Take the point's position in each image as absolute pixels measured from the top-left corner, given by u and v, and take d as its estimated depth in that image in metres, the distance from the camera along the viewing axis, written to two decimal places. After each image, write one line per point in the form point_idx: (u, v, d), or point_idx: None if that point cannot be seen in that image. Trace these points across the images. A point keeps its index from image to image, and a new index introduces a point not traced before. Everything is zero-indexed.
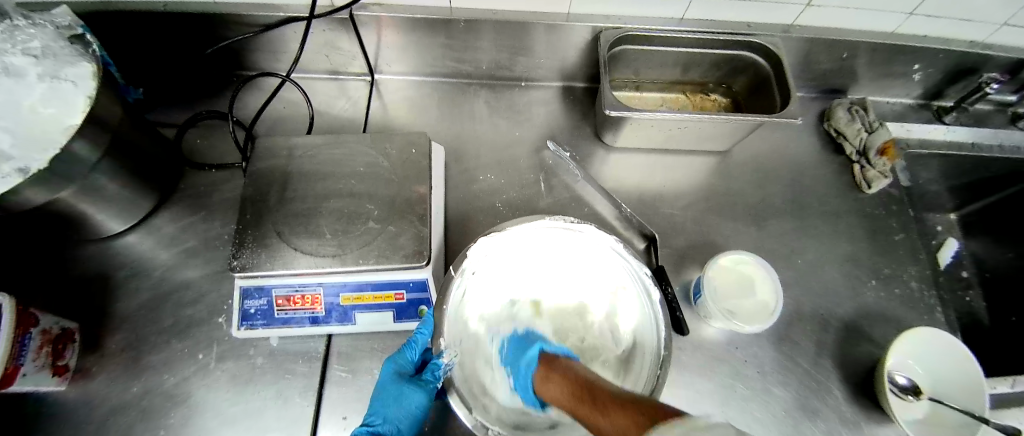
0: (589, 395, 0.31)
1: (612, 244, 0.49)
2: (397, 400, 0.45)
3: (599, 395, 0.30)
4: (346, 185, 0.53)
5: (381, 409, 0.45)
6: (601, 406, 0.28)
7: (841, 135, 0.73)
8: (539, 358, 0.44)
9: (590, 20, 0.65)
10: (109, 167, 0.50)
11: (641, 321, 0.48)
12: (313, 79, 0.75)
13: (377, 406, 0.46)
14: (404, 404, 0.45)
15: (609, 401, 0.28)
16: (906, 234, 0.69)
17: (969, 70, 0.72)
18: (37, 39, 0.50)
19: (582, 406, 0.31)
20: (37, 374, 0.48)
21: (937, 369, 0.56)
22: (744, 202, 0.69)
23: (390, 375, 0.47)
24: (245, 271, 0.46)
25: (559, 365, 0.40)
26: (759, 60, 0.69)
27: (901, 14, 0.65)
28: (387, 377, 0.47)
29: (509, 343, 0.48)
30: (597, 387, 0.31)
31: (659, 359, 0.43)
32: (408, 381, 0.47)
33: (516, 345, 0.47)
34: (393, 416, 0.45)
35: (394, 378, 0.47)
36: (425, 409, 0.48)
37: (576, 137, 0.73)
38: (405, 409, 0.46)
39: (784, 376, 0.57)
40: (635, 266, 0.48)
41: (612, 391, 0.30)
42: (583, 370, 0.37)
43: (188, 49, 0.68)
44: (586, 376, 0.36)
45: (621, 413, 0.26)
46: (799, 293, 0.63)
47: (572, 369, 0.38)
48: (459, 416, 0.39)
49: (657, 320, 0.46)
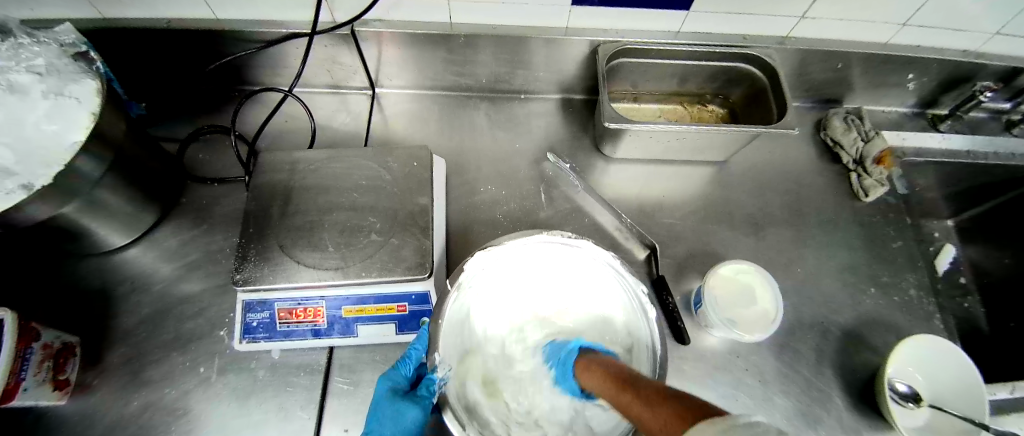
0: (630, 387, 0.31)
1: (608, 258, 0.48)
2: (392, 417, 0.45)
3: (637, 387, 0.30)
4: (348, 198, 0.53)
5: (377, 427, 0.45)
6: (637, 397, 0.29)
7: (838, 144, 0.74)
8: (577, 352, 0.44)
9: (590, 35, 0.66)
10: (112, 182, 0.50)
11: (637, 339, 0.47)
12: (313, 93, 0.75)
13: (373, 424, 0.45)
14: (401, 421, 0.45)
15: (645, 392, 0.29)
16: (904, 242, 0.69)
17: (963, 78, 0.73)
18: (41, 56, 0.51)
19: (622, 397, 0.31)
20: (38, 388, 0.48)
21: (937, 376, 0.56)
22: (743, 212, 0.70)
23: (385, 392, 0.47)
24: (247, 285, 0.46)
25: (597, 357, 0.40)
26: (754, 71, 0.70)
27: (895, 25, 0.66)
28: (382, 393, 0.47)
29: (552, 346, 0.49)
30: (636, 380, 0.32)
31: (654, 378, 0.42)
32: (403, 398, 0.46)
33: (557, 345, 0.49)
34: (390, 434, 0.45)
35: (390, 394, 0.47)
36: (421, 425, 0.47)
37: (575, 148, 0.73)
38: (401, 426, 0.45)
39: (786, 384, 0.57)
40: (631, 281, 0.47)
41: (654, 383, 0.29)
42: (620, 365, 0.38)
43: (191, 64, 0.69)
44: (625, 370, 0.36)
45: (656, 406, 0.26)
46: (798, 301, 0.63)
47: (616, 363, 0.38)
48: (451, 431, 0.38)
49: (652, 338, 0.45)
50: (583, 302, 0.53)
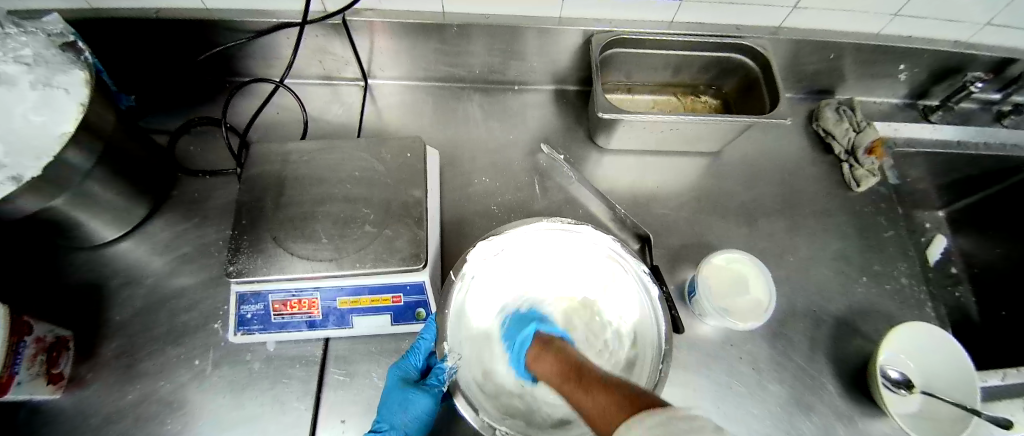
0: (577, 375, 0.32)
1: (609, 243, 0.50)
2: (402, 405, 0.46)
3: (585, 374, 0.31)
4: (342, 189, 0.53)
5: (388, 416, 0.46)
6: (584, 385, 0.30)
7: (830, 134, 0.75)
8: (533, 337, 0.45)
9: (582, 24, 0.66)
10: (103, 174, 0.50)
11: (642, 318, 0.49)
12: (306, 84, 0.75)
13: (384, 412, 0.46)
14: (411, 409, 0.46)
15: (593, 380, 0.29)
16: (894, 231, 0.70)
17: (954, 69, 0.74)
18: (28, 47, 0.50)
19: (569, 384, 0.32)
20: (32, 382, 0.48)
21: (930, 365, 0.57)
22: (736, 202, 0.71)
23: (396, 381, 0.48)
24: (240, 277, 0.46)
25: (552, 343, 0.41)
26: (748, 61, 0.70)
27: (886, 16, 0.66)
28: (393, 382, 0.48)
29: (512, 318, 0.50)
30: (584, 367, 0.33)
31: (661, 354, 0.44)
32: (414, 386, 0.47)
33: (516, 322, 0.49)
34: (400, 421, 0.45)
35: (400, 383, 0.47)
36: (430, 414, 0.48)
37: (570, 140, 0.73)
38: (412, 414, 0.46)
39: (777, 371, 0.58)
40: (632, 264, 0.49)
41: (599, 373, 0.31)
42: (574, 351, 0.38)
43: (180, 55, 0.68)
44: (573, 356, 0.37)
45: (605, 394, 0.27)
46: (791, 290, 0.64)
47: (565, 348, 0.39)
48: (466, 417, 0.40)
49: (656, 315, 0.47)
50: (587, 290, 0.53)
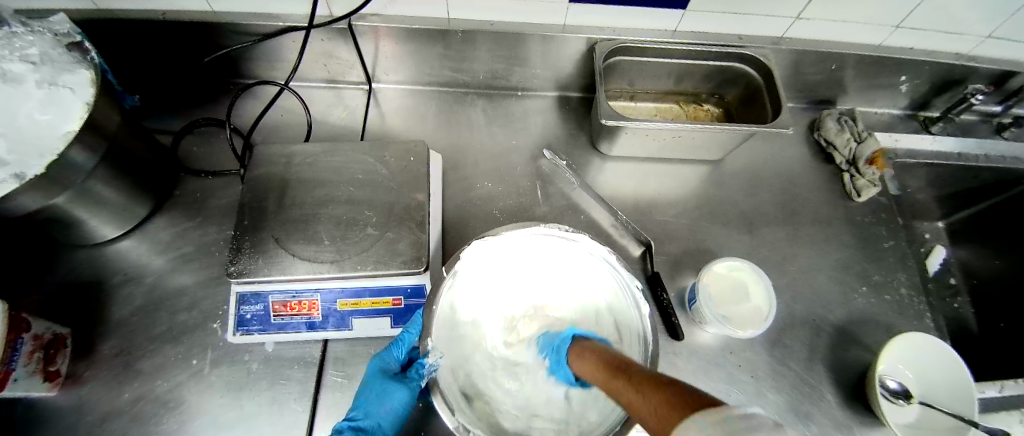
0: (622, 373, 0.31)
1: (604, 253, 0.49)
2: (379, 396, 0.46)
3: (632, 373, 0.30)
4: (344, 191, 0.53)
5: (365, 405, 0.46)
6: (632, 382, 0.29)
7: (831, 144, 0.75)
8: (573, 341, 0.45)
9: (586, 32, 0.66)
10: (105, 172, 0.50)
11: (628, 332, 0.48)
12: (310, 87, 0.75)
13: (360, 401, 0.47)
14: (388, 401, 0.47)
15: (641, 378, 0.28)
16: (895, 242, 0.70)
17: (954, 82, 0.74)
18: (35, 46, 0.50)
19: (617, 383, 0.31)
20: (28, 378, 0.47)
21: (928, 376, 0.57)
22: (738, 210, 0.71)
23: (376, 371, 0.48)
24: (241, 277, 0.46)
25: (591, 345, 0.41)
26: (750, 71, 0.70)
27: (888, 27, 0.67)
28: (374, 372, 0.48)
29: (547, 336, 0.49)
30: (631, 366, 0.31)
31: (645, 370, 0.43)
32: (392, 378, 0.48)
33: (553, 333, 0.49)
34: (374, 411, 0.46)
35: (380, 375, 0.48)
36: (407, 408, 0.49)
37: (572, 146, 0.74)
38: (389, 406, 0.47)
39: (778, 380, 0.58)
40: (625, 276, 0.48)
41: (646, 369, 0.29)
42: (616, 351, 0.38)
43: (185, 57, 0.68)
44: (621, 356, 0.36)
45: (654, 391, 0.25)
46: (792, 298, 0.64)
47: (607, 349, 0.38)
48: (441, 417, 0.39)
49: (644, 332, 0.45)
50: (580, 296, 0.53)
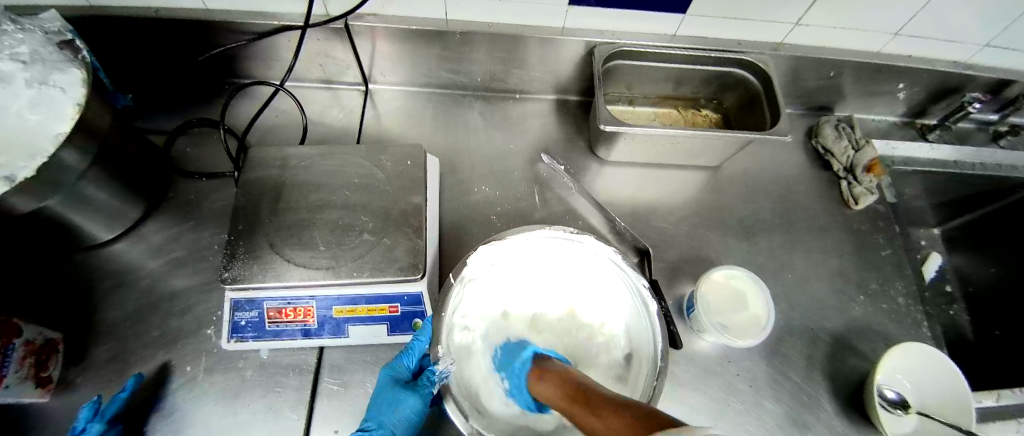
0: (583, 397, 0.30)
1: (610, 254, 0.49)
2: (391, 405, 0.46)
3: (595, 399, 0.29)
4: (340, 196, 0.53)
5: (376, 414, 0.46)
6: (595, 408, 0.28)
7: (829, 152, 0.75)
8: (532, 360, 0.44)
9: (584, 35, 0.66)
10: (97, 175, 0.49)
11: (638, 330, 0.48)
12: (306, 88, 0.75)
13: (373, 411, 0.46)
14: (400, 409, 0.46)
15: (604, 404, 0.28)
16: (891, 250, 0.70)
17: (952, 89, 0.74)
18: (25, 44, 0.49)
19: (577, 408, 0.30)
20: (20, 385, 0.47)
21: (924, 386, 0.57)
22: (735, 217, 0.71)
23: (387, 380, 0.48)
24: (235, 284, 0.46)
25: (551, 366, 0.40)
26: (748, 76, 0.70)
27: (887, 35, 0.67)
28: (384, 382, 0.48)
29: (505, 350, 0.47)
30: (591, 390, 0.31)
31: (656, 370, 0.43)
32: (404, 387, 0.48)
33: (510, 351, 0.47)
34: (389, 421, 0.45)
35: (391, 384, 0.48)
36: (420, 416, 0.48)
37: (570, 150, 0.73)
38: (400, 415, 0.46)
39: (775, 389, 0.58)
40: (632, 275, 0.48)
41: (610, 395, 0.29)
42: (577, 373, 0.37)
43: (180, 56, 0.67)
44: (580, 378, 0.35)
45: (617, 417, 0.25)
46: (789, 307, 0.64)
47: (566, 372, 0.38)
48: (455, 423, 0.39)
49: (654, 331, 0.45)
50: (590, 297, 0.52)
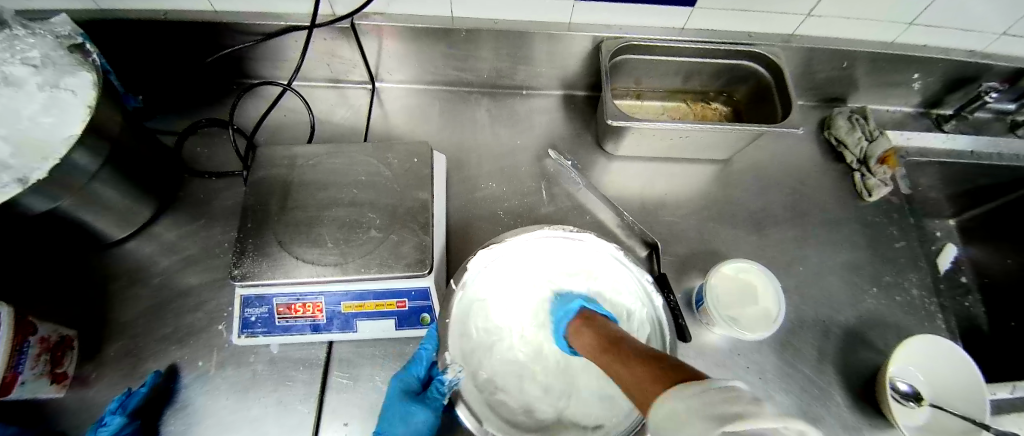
0: (615, 345, 0.31)
1: (613, 250, 0.49)
2: (403, 419, 0.46)
3: (625, 348, 0.30)
4: (348, 194, 0.53)
5: (388, 428, 0.46)
6: (623, 355, 0.29)
7: (842, 143, 0.73)
8: (577, 312, 0.45)
9: (591, 30, 0.65)
10: (110, 175, 0.50)
11: (642, 321, 0.48)
12: (313, 87, 0.75)
13: (385, 424, 0.46)
14: (411, 422, 0.46)
15: (633, 353, 0.28)
16: (906, 242, 0.69)
17: (968, 78, 0.73)
18: (36, 49, 0.50)
19: (608, 356, 0.31)
20: (36, 381, 0.47)
21: (938, 377, 0.56)
22: (745, 211, 0.70)
23: (396, 393, 0.47)
24: (245, 280, 0.46)
25: (592, 321, 0.41)
26: (760, 69, 0.69)
27: (901, 25, 0.65)
28: (394, 393, 0.47)
29: (558, 298, 0.50)
30: (623, 341, 0.32)
31: None
32: (414, 399, 0.47)
33: (563, 300, 0.49)
34: (401, 435, 0.45)
35: (401, 397, 0.47)
36: (433, 426, 0.48)
37: (577, 145, 0.73)
38: (411, 428, 0.46)
39: (787, 383, 0.57)
40: (636, 269, 0.48)
41: (638, 346, 0.30)
42: (612, 328, 0.38)
43: (188, 57, 0.68)
44: (614, 331, 0.36)
45: (644, 367, 0.25)
46: (801, 301, 0.63)
47: (604, 325, 0.38)
48: (467, 426, 0.40)
49: (659, 322, 0.46)
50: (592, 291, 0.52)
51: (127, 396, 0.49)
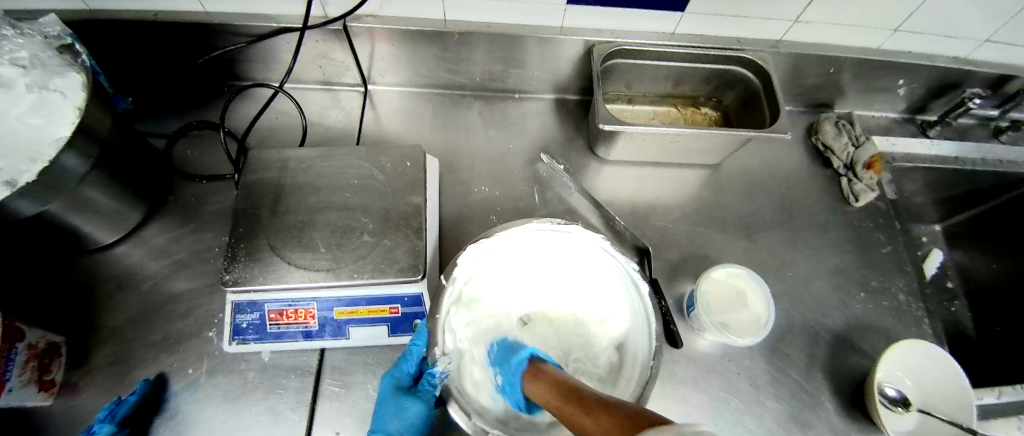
0: (576, 396, 0.30)
1: (600, 241, 0.49)
2: (395, 414, 0.46)
3: (587, 399, 0.29)
4: (340, 198, 0.53)
5: (382, 423, 0.46)
6: (586, 408, 0.28)
7: (829, 149, 0.75)
8: (528, 362, 0.42)
9: (584, 34, 0.66)
10: (99, 179, 0.49)
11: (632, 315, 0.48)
12: (304, 89, 0.75)
13: (378, 418, 0.47)
14: (404, 417, 0.46)
15: (596, 405, 0.27)
16: (892, 247, 0.70)
17: (952, 84, 0.74)
18: (25, 49, 0.49)
19: (571, 408, 0.29)
20: (23, 388, 0.47)
21: (925, 382, 0.57)
22: (735, 215, 0.71)
23: (390, 390, 0.47)
24: (237, 286, 0.46)
25: (541, 372, 0.38)
26: (749, 75, 0.70)
27: (886, 31, 0.67)
28: (386, 390, 0.48)
29: (499, 347, 0.47)
30: (584, 392, 0.30)
31: (651, 352, 0.43)
32: (406, 395, 0.47)
33: (503, 349, 0.46)
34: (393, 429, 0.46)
35: (394, 393, 0.47)
36: (425, 420, 0.48)
37: (570, 150, 0.73)
38: (405, 421, 0.46)
39: (775, 386, 0.58)
40: (623, 261, 0.48)
41: (601, 396, 0.29)
42: (569, 377, 0.36)
43: (179, 59, 0.68)
44: (572, 381, 0.35)
45: (610, 416, 0.24)
46: (789, 305, 0.64)
47: (560, 375, 0.37)
48: (457, 421, 0.39)
49: (647, 314, 0.46)
50: (585, 288, 0.52)
51: (117, 406, 0.49)
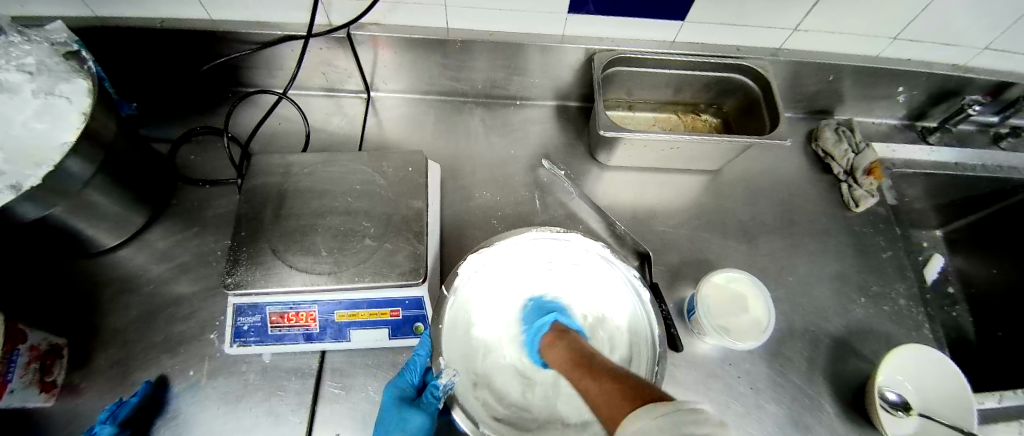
0: (585, 360, 0.32)
1: (599, 249, 0.50)
2: (400, 425, 0.46)
3: (595, 364, 0.30)
4: (342, 202, 0.53)
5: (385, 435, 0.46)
6: (591, 371, 0.29)
7: (829, 155, 0.75)
8: (551, 325, 0.45)
9: (584, 42, 0.67)
10: (103, 183, 0.50)
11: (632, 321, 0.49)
12: (308, 96, 0.75)
13: (381, 431, 0.46)
14: (408, 428, 0.46)
15: (602, 368, 0.29)
16: (893, 252, 0.70)
17: (952, 92, 0.74)
18: (31, 55, 0.50)
19: (578, 371, 0.31)
20: (24, 389, 0.47)
21: (925, 386, 0.57)
22: (736, 220, 0.71)
23: (393, 400, 0.47)
24: (239, 289, 0.46)
25: (563, 335, 0.41)
26: (749, 82, 0.71)
27: (885, 40, 0.67)
28: (388, 402, 0.48)
29: (533, 307, 0.50)
30: (594, 357, 0.32)
31: (655, 356, 0.44)
32: (409, 406, 0.47)
33: (535, 310, 0.50)
34: None
35: (398, 403, 0.47)
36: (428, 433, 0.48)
37: (570, 155, 0.74)
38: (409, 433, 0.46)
39: (777, 392, 0.58)
40: (623, 267, 0.49)
41: (608, 362, 0.30)
42: (583, 342, 0.38)
43: (184, 65, 0.68)
44: (585, 348, 0.36)
45: (612, 383, 0.26)
46: (791, 310, 0.64)
47: (577, 339, 0.39)
48: (465, 430, 0.39)
49: (649, 319, 0.47)
50: (584, 296, 0.53)
51: (118, 407, 0.49)
